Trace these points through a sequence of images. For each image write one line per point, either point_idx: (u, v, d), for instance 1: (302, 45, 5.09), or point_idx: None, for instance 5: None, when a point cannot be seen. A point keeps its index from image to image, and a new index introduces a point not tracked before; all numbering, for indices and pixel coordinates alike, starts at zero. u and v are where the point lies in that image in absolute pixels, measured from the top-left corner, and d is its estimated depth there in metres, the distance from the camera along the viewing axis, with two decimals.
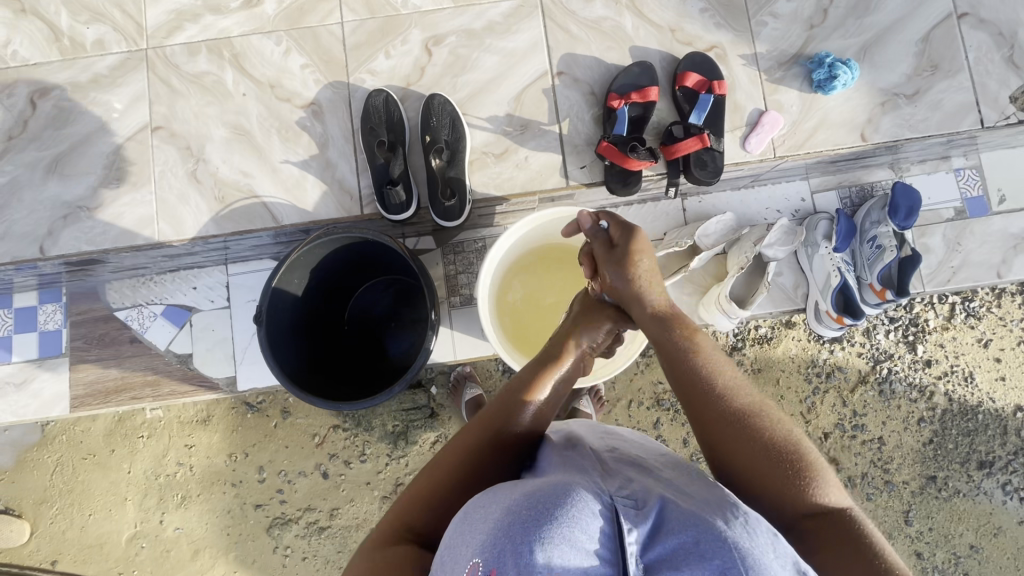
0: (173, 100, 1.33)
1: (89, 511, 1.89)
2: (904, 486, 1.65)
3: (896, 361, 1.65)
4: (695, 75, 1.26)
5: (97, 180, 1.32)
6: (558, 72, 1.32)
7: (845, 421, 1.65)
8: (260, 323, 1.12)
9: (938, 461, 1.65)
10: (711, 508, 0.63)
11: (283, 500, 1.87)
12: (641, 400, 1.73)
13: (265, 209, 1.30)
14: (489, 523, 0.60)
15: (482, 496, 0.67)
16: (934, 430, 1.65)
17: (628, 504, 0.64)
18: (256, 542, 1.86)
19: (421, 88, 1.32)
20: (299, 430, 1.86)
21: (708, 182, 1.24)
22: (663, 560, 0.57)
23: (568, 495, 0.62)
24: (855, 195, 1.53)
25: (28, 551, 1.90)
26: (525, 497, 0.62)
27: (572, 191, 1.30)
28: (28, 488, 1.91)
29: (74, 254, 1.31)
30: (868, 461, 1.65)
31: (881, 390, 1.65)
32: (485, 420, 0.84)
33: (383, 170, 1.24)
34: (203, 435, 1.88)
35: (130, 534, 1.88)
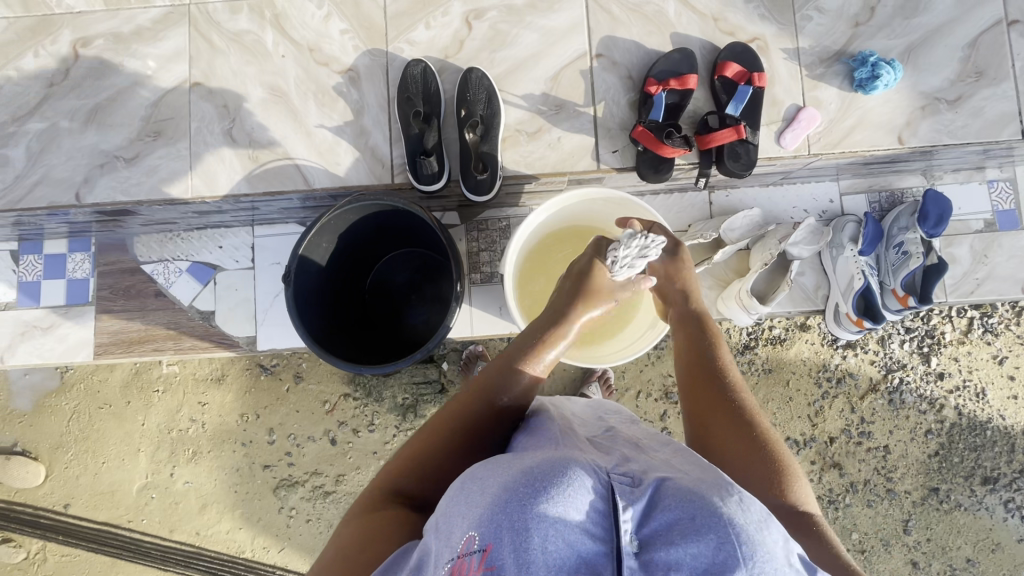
0: (214, 58, 1.34)
1: (103, 458, 1.94)
2: (905, 495, 1.66)
3: (908, 372, 1.66)
4: (735, 66, 1.25)
5: (134, 132, 1.34)
6: (597, 54, 1.32)
7: (851, 427, 1.67)
8: (288, 283, 1.13)
9: (942, 474, 1.65)
10: (705, 486, 0.63)
11: (290, 462, 1.91)
12: (649, 391, 1.75)
13: (297, 171, 1.32)
14: (487, 497, 0.62)
15: (481, 469, 0.69)
16: (940, 443, 1.66)
17: (623, 483, 0.65)
18: (263, 502, 1.91)
19: (459, 62, 1.32)
20: (310, 395, 1.90)
21: (739, 174, 1.24)
22: (657, 536, 0.57)
23: (565, 472, 0.63)
24: (884, 200, 1.52)
25: (42, 493, 1.96)
26: (522, 474, 0.63)
27: (603, 174, 1.31)
28: (45, 432, 1.96)
29: (109, 204, 1.33)
30: (871, 468, 1.67)
31: (890, 399, 1.66)
32: (476, 388, 0.90)
33: (416, 140, 1.25)
34: (217, 393, 1.93)
35: (141, 484, 1.94)
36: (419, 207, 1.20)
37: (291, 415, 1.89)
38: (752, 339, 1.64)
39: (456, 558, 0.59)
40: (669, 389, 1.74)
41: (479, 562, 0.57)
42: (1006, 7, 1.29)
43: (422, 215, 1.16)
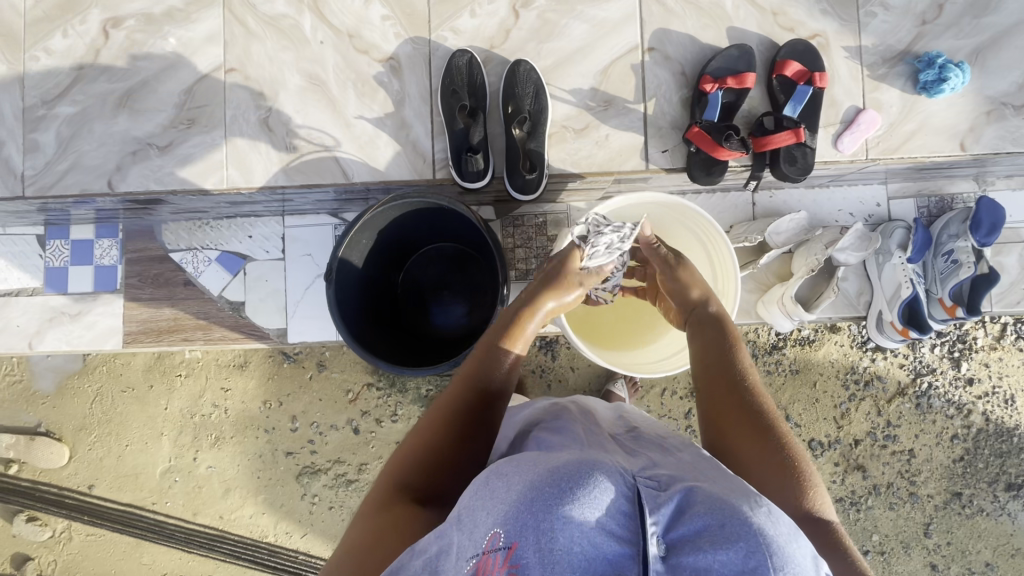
0: (249, 42, 1.29)
1: (127, 441, 1.95)
2: (928, 499, 1.66)
3: (937, 376, 1.65)
4: (795, 64, 1.19)
5: (167, 118, 1.29)
6: (649, 47, 1.26)
7: (877, 430, 1.67)
8: (330, 280, 1.10)
9: (966, 479, 1.65)
10: (739, 496, 0.60)
11: (313, 450, 1.91)
12: (675, 390, 1.74)
13: (336, 164, 1.28)
14: (511, 494, 0.60)
15: (506, 466, 0.67)
16: (966, 448, 1.65)
17: (651, 485, 0.61)
18: (286, 488, 1.91)
19: (505, 52, 1.27)
20: (333, 383, 1.89)
21: (795, 179, 1.20)
22: (686, 541, 0.52)
23: (591, 472, 0.60)
24: (933, 206, 1.48)
25: (65, 474, 1.97)
26: (548, 472, 0.61)
27: (651, 174, 1.26)
28: (67, 414, 1.96)
29: (141, 193, 1.29)
30: (895, 471, 1.67)
31: (918, 403, 1.66)
32: (465, 378, 0.90)
33: (462, 135, 1.20)
34: (239, 380, 1.92)
35: (164, 468, 1.95)
36: (465, 206, 1.17)
37: (314, 404, 1.89)
38: (780, 339, 1.65)
39: (480, 555, 0.57)
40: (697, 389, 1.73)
41: (502, 559, 0.55)
42: None
43: (470, 214, 1.12)
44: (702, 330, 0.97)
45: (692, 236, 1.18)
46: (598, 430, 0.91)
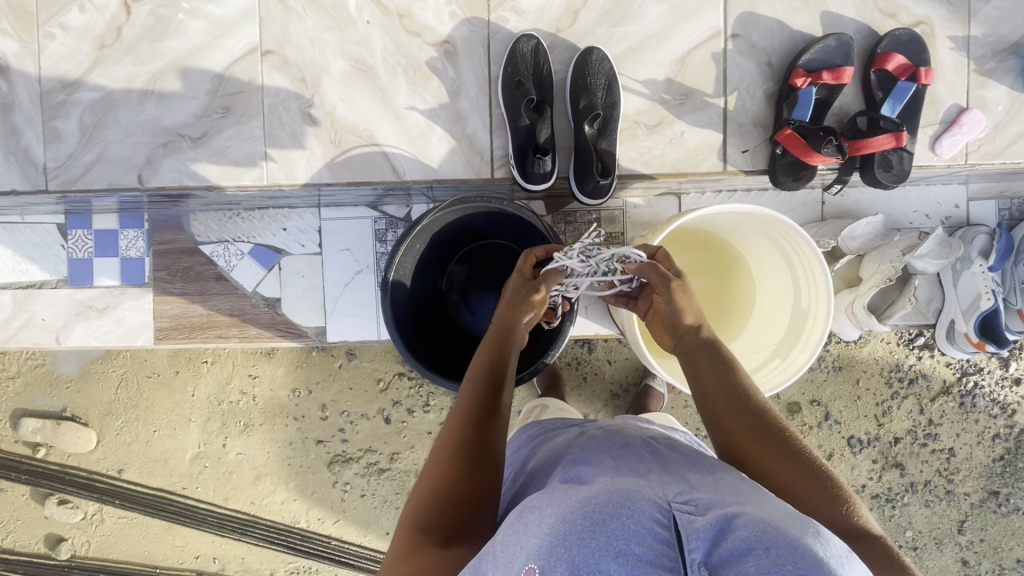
0: (287, 21, 1.16)
1: (155, 427, 1.83)
2: (965, 497, 1.64)
3: (984, 375, 1.63)
4: (899, 58, 1.07)
5: (199, 107, 1.18)
6: (732, 34, 1.13)
7: (919, 428, 1.64)
8: (386, 294, 1.03)
9: (1005, 478, 1.64)
10: (783, 518, 0.61)
11: (344, 439, 1.81)
12: None
13: (385, 159, 1.18)
14: (542, 529, 0.62)
15: (536, 498, 0.69)
16: (1007, 448, 1.63)
17: (685, 509, 0.63)
18: (317, 475, 1.81)
19: (572, 37, 1.14)
20: (363, 373, 1.78)
21: (889, 185, 1.10)
22: (728, 565, 0.56)
23: (624, 503, 0.62)
24: (1016, 208, 1.38)
25: (95, 457, 1.85)
26: (581, 505, 0.63)
27: (728, 177, 1.16)
28: (94, 398, 1.83)
29: (174, 188, 1.19)
30: (933, 469, 1.65)
31: (962, 402, 1.63)
32: (464, 414, 0.82)
33: (527, 133, 1.10)
34: (268, 367, 1.81)
35: (195, 452, 1.83)
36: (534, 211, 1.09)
37: (344, 393, 1.79)
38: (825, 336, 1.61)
39: None
40: None
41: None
42: None
43: (538, 219, 1.05)
44: (700, 347, 0.86)
45: (775, 243, 1.09)
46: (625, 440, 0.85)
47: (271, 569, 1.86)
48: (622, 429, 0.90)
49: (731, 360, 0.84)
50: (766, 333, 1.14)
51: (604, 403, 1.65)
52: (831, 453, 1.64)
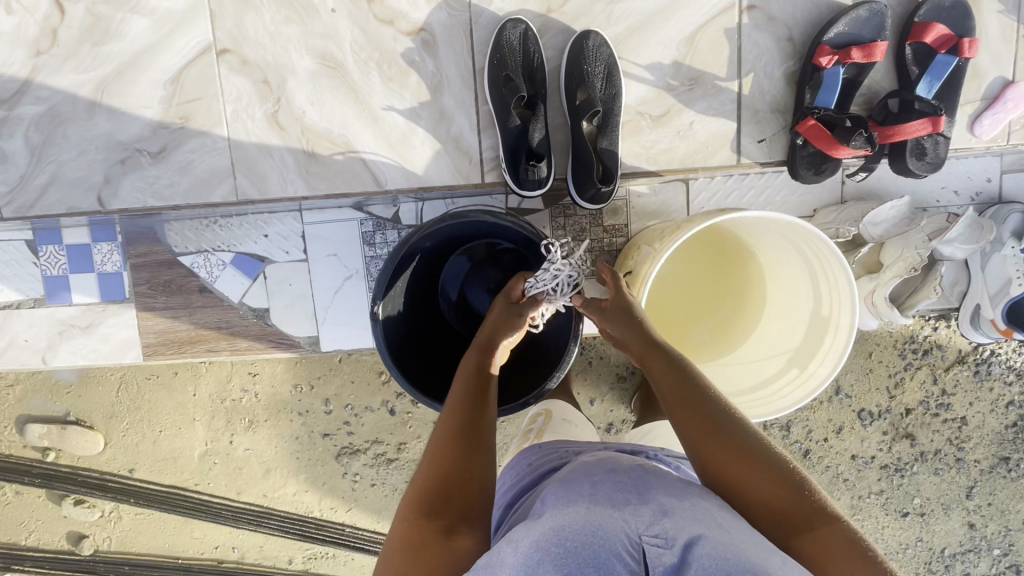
0: (242, 12, 1.02)
1: (161, 427, 1.69)
2: (974, 464, 1.63)
3: (1002, 344, 1.57)
4: (940, 28, 0.94)
5: (155, 118, 1.07)
6: (748, 6, 1.00)
7: (931, 399, 1.60)
8: (375, 321, 0.95)
9: (1016, 444, 1.61)
10: (752, 547, 0.58)
11: (350, 431, 1.69)
12: None
13: (364, 167, 1.07)
14: (515, 559, 0.57)
15: (515, 530, 0.63)
16: (1020, 414, 1.60)
17: (655, 543, 0.58)
18: (325, 468, 1.71)
19: (565, 17, 1.01)
20: (365, 366, 1.65)
21: (921, 175, 0.99)
22: None
23: (597, 533, 0.58)
24: None
25: (104, 459, 1.71)
26: (553, 534, 0.59)
27: (742, 170, 1.05)
28: (97, 401, 1.68)
29: (139, 210, 1.11)
30: (944, 438, 1.62)
31: (977, 371, 1.58)
32: (450, 424, 0.75)
33: (518, 135, 0.99)
34: (267, 364, 1.65)
35: (202, 450, 1.71)
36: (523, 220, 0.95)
37: (347, 386, 1.65)
38: None
39: None
40: None
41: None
42: None
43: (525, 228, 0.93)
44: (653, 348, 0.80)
45: (792, 241, 1.00)
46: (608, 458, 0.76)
47: (289, 556, 1.76)
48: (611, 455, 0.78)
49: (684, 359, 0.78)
50: (784, 338, 1.06)
51: (611, 388, 1.53)
52: (842, 426, 1.61)
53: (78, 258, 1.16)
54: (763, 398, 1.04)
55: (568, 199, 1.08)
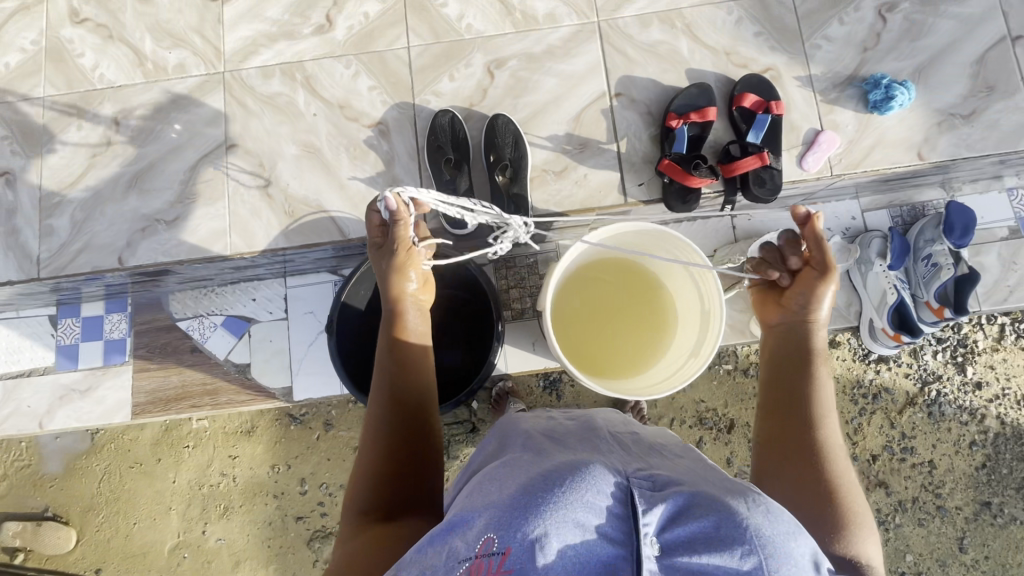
0: (248, 119, 1.40)
1: (135, 519, 1.71)
2: (957, 511, 1.62)
3: (945, 383, 1.64)
4: (752, 96, 1.29)
5: (173, 195, 1.38)
6: (615, 93, 1.36)
7: (893, 444, 1.63)
8: (330, 333, 1.17)
9: (993, 487, 1.62)
10: (731, 495, 0.62)
11: (323, 513, 1.69)
12: (683, 418, 1.65)
13: (332, 222, 1.36)
14: (503, 499, 0.63)
15: (501, 476, 0.71)
16: (986, 454, 1.63)
17: (643, 487, 0.63)
18: (296, 556, 1.68)
19: (483, 109, 1.38)
20: (341, 442, 1.70)
21: (766, 199, 1.27)
22: (682, 543, 0.55)
23: (584, 474, 0.62)
24: (907, 214, 1.53)
25: (73, 558, 1.71)
26: (541, 477, 0.64)
27: (631, 207, 1.34)
28: (76, 494, 1.73)
29: (151, 265, 1.37)
30: (918, 485, 1.63)
31: (930, 412, 1.63)
32: (387, 409, 0.86)
33: (449, 185, 1.31)
34: (248, 446, 1.71)
35: (172, 544, 1.70)
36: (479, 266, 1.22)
37: (322, 465, 1.69)
38: None
39: (473, 559, 0.57)
40: (704, 416, 1.64)
41: (497, 565, 0.56)
42: (1008, 23, 1.34)
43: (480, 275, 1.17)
44: (799, 349, 0.92)
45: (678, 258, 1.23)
46: (598, 435, 0.88)
47: None
48: (592, 422, 0.95)
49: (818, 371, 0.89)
50: (690, 339, 1.24)
51: None
52: None
53: (93, 326, 1.63)
54: (671, 381, 1.20)
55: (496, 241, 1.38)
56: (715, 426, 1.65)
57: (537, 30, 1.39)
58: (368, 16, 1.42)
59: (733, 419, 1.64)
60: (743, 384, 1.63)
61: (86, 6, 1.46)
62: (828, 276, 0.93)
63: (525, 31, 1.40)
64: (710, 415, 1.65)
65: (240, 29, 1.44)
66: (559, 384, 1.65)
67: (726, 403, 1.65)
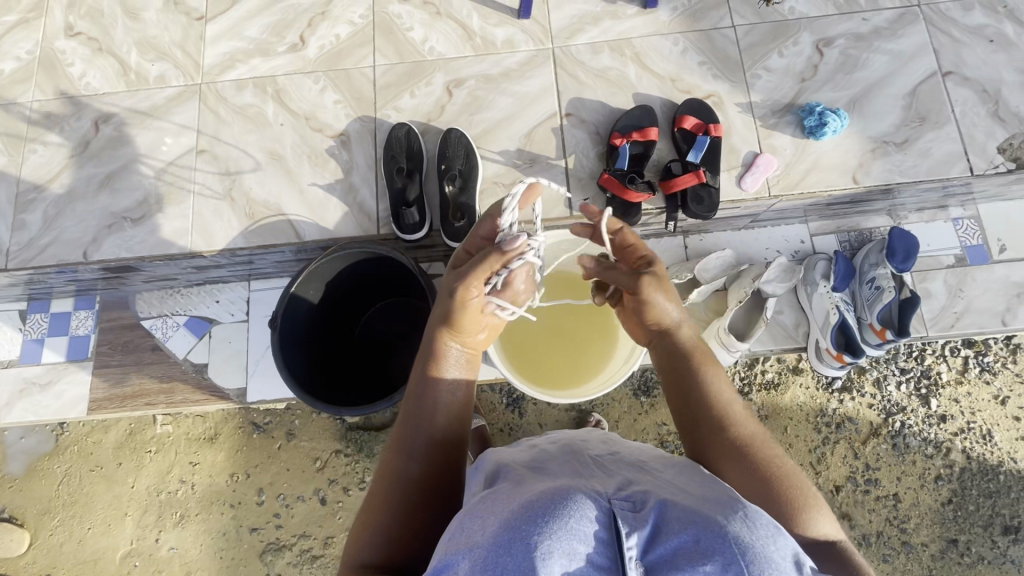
0: (219, 128, 1.49)
1: (90, 523, 1.63)
2: (923, 548, 1.54)
3: (909, 415, 1.58)
4: (692, 119, 1.36)
5: (143, 196, 1.46)
6: (566, 113, 1.44)
7: (857, 475, 1.56)
8: (275, 327, 1.19)
9: (959, 524, 1.54)
10: (711, 509, 0.59)
11: (278, 525, 1.61)
12: (644, 442, 1.61)
13: (289, 225, 1.42)
14: (486, 536, 0.55)
15: (479, 506, 0.63)
16: (952, 490, 1.55)
17: (625, 507, 0.59)
18: (248, 569, 1.59)
19: (440, 125, 1.46)
20: (301, 453, 1.63)
21: (704, 216, 1.32)
22: (664, 560, 0.51)
23: (567, 501, 0.57)
24: (854, 239, 1.55)
25: (22, 564, 1.63)
26: (524, 506, 0.58)
27: (576, 220, 1.39)
28: (32, 497, 1.65)
29: (114, 260, 1.43)
30: (883, 519, 1.55)
31: (894, 444, 1.57)
32: (397, 447, 0.78)
33: (399, 193, 1.37)
34: (207, 454, 1.64)
35: (124, 552, 1.61)
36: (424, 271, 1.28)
37: (281, 475, 1.62)
38: (746, 385, 1.57)
39: None
40: (664, 438, 1.60)
41: None
42: (939, 60, 1.43)
43: (423, 281, 1.23)
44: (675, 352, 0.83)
45: None
46: (580, 457, 0.82)
47: None
48: (575, 445, 0.89)
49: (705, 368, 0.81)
50: (627, 349, 1.27)
51: None
52: None
53: (59, 323, 1.63)
54: (604, 385, 1.25)
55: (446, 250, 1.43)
56: (676, 451, 1.60)
57: (495, 54, 1.48)
58: (339, 37, 1.52)
59: None
60: None
61: (80, 21, 1.57)
62: (653, 279, 0.84)
63: (484, 55, 1.49)
64: (671, 438, 1.61)
65: (220, 45, 1.54)
66: (522, 401, 1.63)
67: None
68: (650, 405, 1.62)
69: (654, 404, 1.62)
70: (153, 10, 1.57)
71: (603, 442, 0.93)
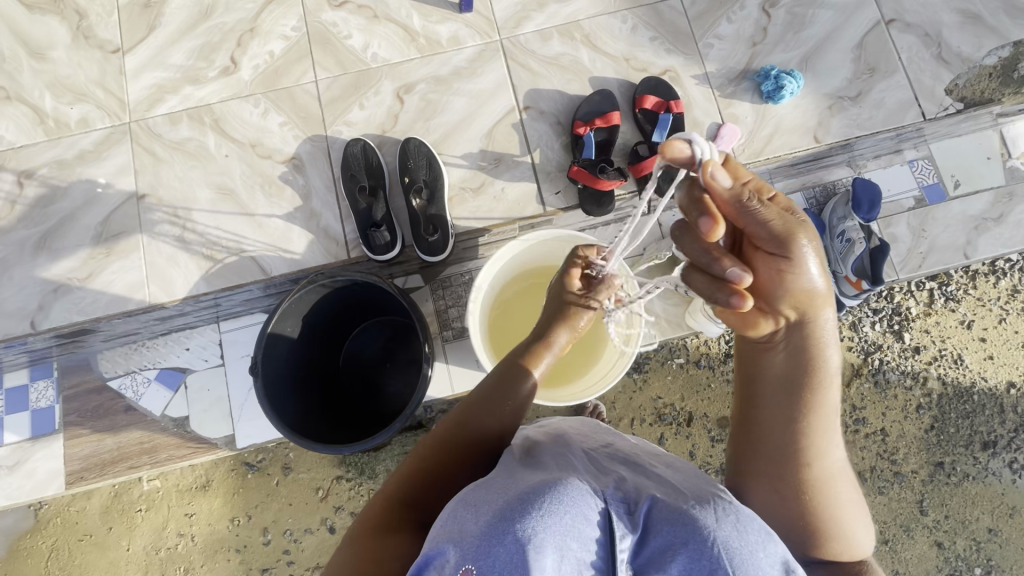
0: (158, 167, 1.39)
1: None
2: (913, 475, 1.49)
3: (885, 351, 1.52)
4: (652, 98, 1.35)
5: (86, 252, 1.39)
6: (524, 107, 1.40)
7: (845, 416, 1.51)
8: (256, 374, 1.14)
9: (943, 447, 1.50)
10: (699, 504, 0.57)
11: (290, 561, 1.43)
12: (643, 417, 1.58)
13: (253, 262, 1.37)
14: (478, 525, 0.52)
15: (469, 491, 0.59)
16: (933, 416, 1.51)
17: (619, 506, 0.57)
18: None
19: (396, 134, 1.39)
20: (300, 485, 1.44)
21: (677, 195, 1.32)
22: (652, 566, 0.52)
23: (565, 494, 0.54)
24: (820, 194, 1.44)
25: None
26: (521, 498, 0.54)
27: (551, 216, 1.36)
28: None
29: (65, 325, 1.39)
30: (874, 453, 1.50)
31: (876, 381, 1.51)
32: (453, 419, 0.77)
33: (365, 214, 1.31)
34: (203, 502, 1.44)
35: None
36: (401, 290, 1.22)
37: (284, 512, 1.43)
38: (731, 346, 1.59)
39: None
40: (662, 411, 1.58)
41: None
42: (881, 9, 1.45)
43: (406, 302, 1.18)
44: (793, 361, 0.72)
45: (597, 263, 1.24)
46: (570, 447, 0.76)
47: None
48: (565, 433, 0.82)
49: (805, 379, 0.71)
50: (618, 341, 1.27)
51: None
52: None
53: (16, 398, 1.40)
54: (599, 381, 1.23)
55: (420, 264, 1.37)
56: (675, 421, 1.58)
57: (441, 53, 1.42)
58: (273, 54, 1.43)
59: (692, 412, 1.58)
60: (696, 375, 1.59)
61: None
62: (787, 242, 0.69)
63: (430, 55, 1.42)
64: (668, 410, 1.58)
65: (143, 77, 1.43)
66: None
67: (684, 396, 1.59)
68: (642, 381, 1.58)
69: (647, 380, 1.59)
70: (61, 48, 1.44)
71: (592, 431, 0.86)
